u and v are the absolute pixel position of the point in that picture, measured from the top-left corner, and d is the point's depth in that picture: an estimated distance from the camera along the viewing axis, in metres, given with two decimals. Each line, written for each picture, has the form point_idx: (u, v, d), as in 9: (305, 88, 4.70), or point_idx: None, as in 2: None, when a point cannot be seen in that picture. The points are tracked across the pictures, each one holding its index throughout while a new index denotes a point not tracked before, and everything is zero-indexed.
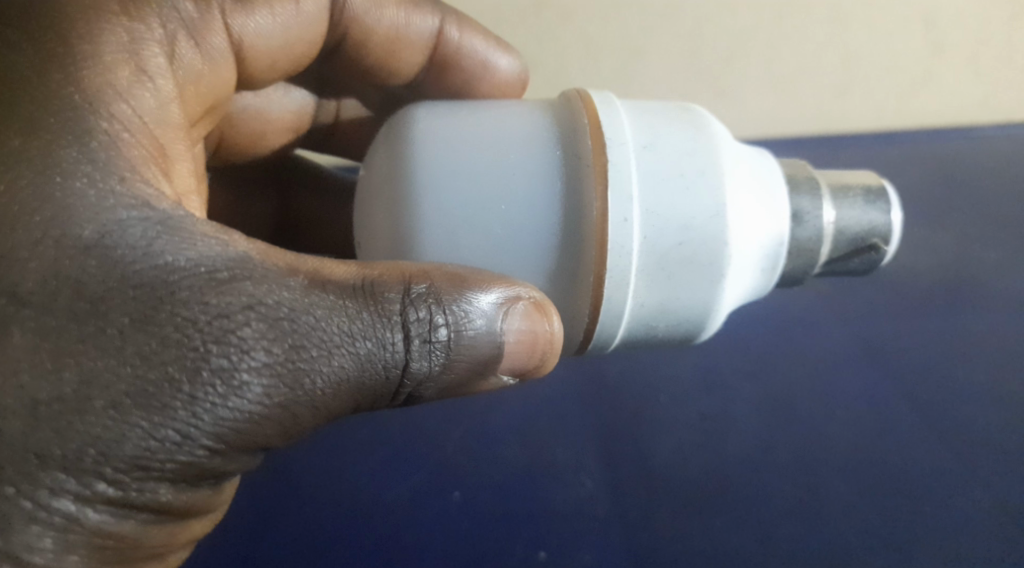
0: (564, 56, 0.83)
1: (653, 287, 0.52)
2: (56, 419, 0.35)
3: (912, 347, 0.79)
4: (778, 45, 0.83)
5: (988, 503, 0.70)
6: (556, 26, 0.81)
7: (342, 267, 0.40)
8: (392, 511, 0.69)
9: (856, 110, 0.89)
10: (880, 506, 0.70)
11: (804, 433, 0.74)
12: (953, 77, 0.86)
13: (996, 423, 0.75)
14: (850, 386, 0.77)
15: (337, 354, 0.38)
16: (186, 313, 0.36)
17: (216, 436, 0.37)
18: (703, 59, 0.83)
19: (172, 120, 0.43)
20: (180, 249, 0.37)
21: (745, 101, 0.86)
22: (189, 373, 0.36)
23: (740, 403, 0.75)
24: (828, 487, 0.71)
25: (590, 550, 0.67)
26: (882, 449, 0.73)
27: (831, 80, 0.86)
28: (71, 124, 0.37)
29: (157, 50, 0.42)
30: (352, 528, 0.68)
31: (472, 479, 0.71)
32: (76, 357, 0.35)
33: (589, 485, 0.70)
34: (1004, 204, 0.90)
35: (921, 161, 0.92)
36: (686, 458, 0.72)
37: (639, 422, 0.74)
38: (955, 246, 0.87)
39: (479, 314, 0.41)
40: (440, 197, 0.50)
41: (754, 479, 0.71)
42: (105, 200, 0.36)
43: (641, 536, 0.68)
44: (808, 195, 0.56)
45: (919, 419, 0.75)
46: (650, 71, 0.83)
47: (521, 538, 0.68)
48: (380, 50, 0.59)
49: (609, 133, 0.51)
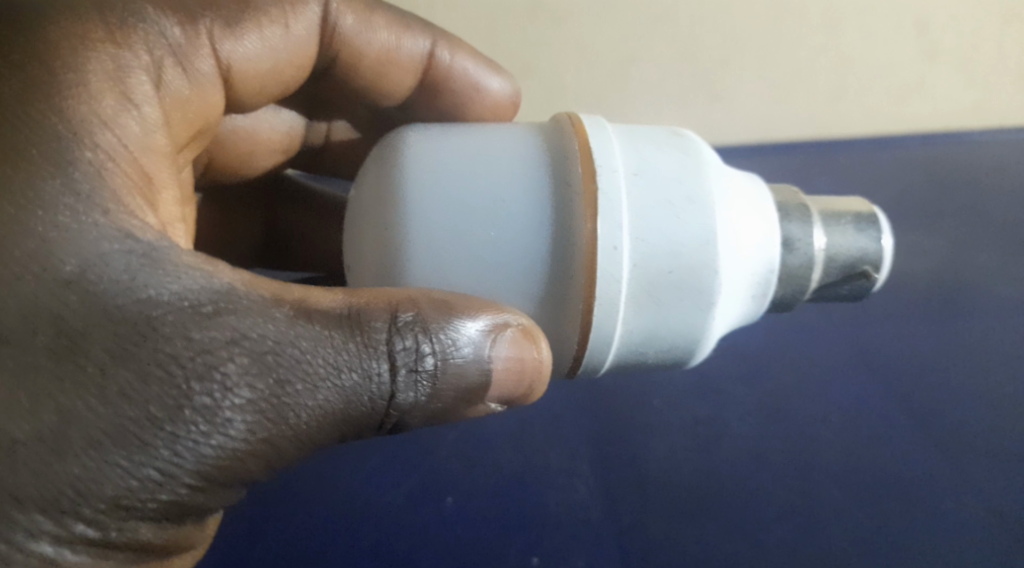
0: (560, 63, 0.83)
1: (642, 312, 0.51)
2: (35, 460, 0.34)
3: (907, 354, 0.79)
4: (775, 50, 0.83)
5: (982, 507, 0.70)
6: (552, 32, 0.81)
7: (329, 295, 0.40)
8: (386, 517, 0.69)
9: (850, 115, 0.89)
10: (869, 509, 0.69)
11: (797, 436, 0.74)
12: (946, 84, 0.86)
13: (990, 429, 0.74)
14: (840, 391, 0.77)
15: (322, 387, 0.38)
16: (170, 349, 0.35)
17: (198, 474, 0.36)
18: (698, 66, 0.83)
19: (159, 146, 0.42)
20: (164, 282, 0.36)
21: (743, 106, 0.87)
22: (171, 411, 0.35)
23: (733, 406, 0.75)
24: (820, 491, 0.70)
25: (583, 556, 0.66)
26: (871, 451, 0.73)
27: (829, 82, 0.85)
28: (54, 155, 0.36)
29: (144, 78, 0.42)
30: (341, 534, 0.68)
31: (466, 484, 0.70)
32: (55, 396, 0.34)
33: (584, 490, 0.70)
34: (1001, 207, 0.90)
35: (920, 165, 0.92)
36: (680, 463, 0.71)
37: (631, 427, 0.74)
38: (948, 250, 0.87)
39: (466, 342, 0.41)
40: (429, 222, 0.49)
41: (746, 483, 0.70)
42: (87, 233, 0.36)
43: (634, 540, 0.67)
44: (798, 221, 0.56)
45: (913, 426, 0.75)
46: (643, 73, 0.83)
47: (515, 543, 0.67)
48: (372, 71, 0.58)
49: (600, 159, 0.51)
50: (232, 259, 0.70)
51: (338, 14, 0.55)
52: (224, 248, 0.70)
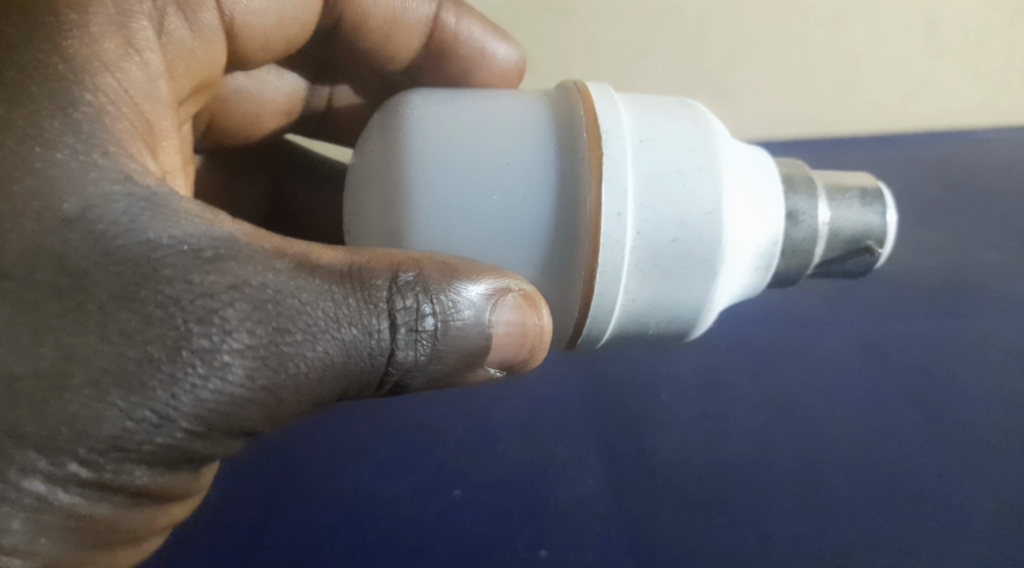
0: (565, 62, 0.81)
1: (645, 283, 0.51)
2: (33, 395, 0.34)
3: (910, 347, 0.80)
4: (781, 48, 0.83)
5: (990, 502, 0.69)
6: (559, 25, 0.80)
7: (330, 252, 0.39)
8: (392, 508, 0.68)
9: (857, 116, 0.89)
10: (881, 506, 0.69)
11: (805, 432, 0.73)
12: (955, 80, 0.87)
13: (996, 424, 0.74)
14: (850, 387, 0.77)
15: (322, 339, 0.37)
16: (170, 291, 0.35)
17: (196, 419, 0.36)
18: (701, 60, 0.82)
19: (162, 95, 0.42)
20: (165, 227, 0.36)
21: (748, 107, 0.85)
22: (170, 352, 0.35)
23: (740, 402, 0.75)
24: (829, 486, 0.70)
25: (592, 549, 0.66)
26: (882, 448, 0.73)
27: (835, 78, 0.85)
28: (55, 95, 0.36)
29: (146, 24, 0.41)
30: (350, 523, 0.67)
31: (472, 477, 0.70)
32: (54, 332, 0.34)
33: (592, 482, 0.69)
34: (1005, 207, 0.90)
35: (923, 163, 0.92)
36: (689, 456, 0.71)
37: (639, 423, 0.73)
38: (958, 249, 0.87)
39: (467, 305, 0.41)
40: (432, 185, 0.49)
41: (756, 479, 0.70)
42: (88, 171, 0.35)
43: (644, 535, 0.67)
44: (803, 194, 0.55)
45: (919, 418, 0.75)
46: (650, 73, 0.82)
47: (523, 537, 0.66)
48: (380, 31, 0.58)
49: (606, 125, 0.50)
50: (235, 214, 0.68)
51: None
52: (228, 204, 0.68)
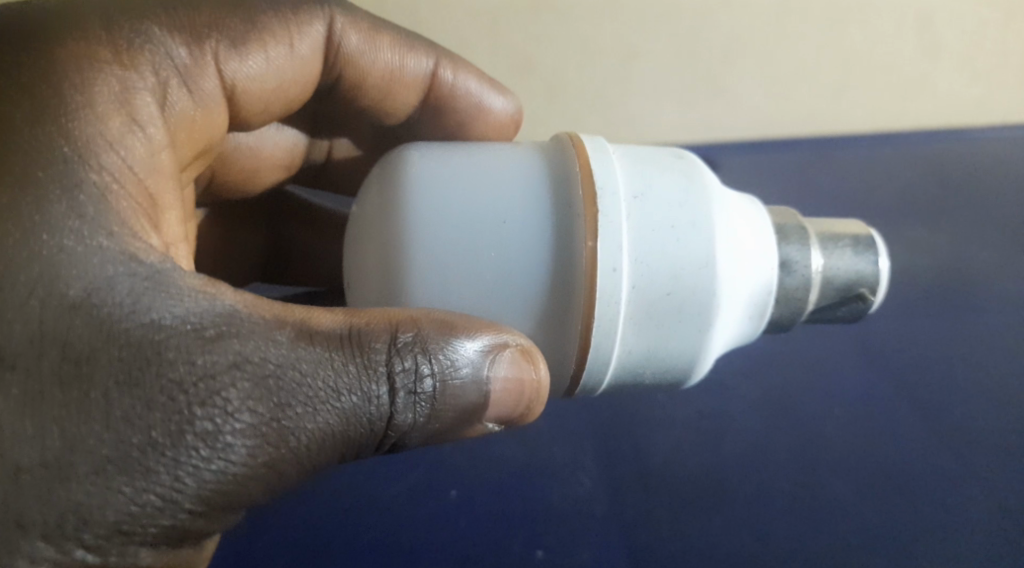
0: (563, 61, 0.81)
1: (640, 335, 0.52)
2: (39, 486, 0.35)
3: (908, 347, 0.80)
4: (775, 51, 0.82)
5: (989, 502, 0.70)
6: (553, 27, 0.78)
7: (329, 316, 0.40)
8: (389, 511, 0.69)
9: (851, 111, 0.88)
10: (877, 499, 0.70)
11: (804, 428, 0.74)
12: (950, 79, 0.85)
13: (994, 424, 0.75)
14: (845, 385, 0.78)
15: (322, 410, 0.38)
16: (172, 373, 0.36)
17: (200, 500, 0.36)
18: (692, 70, 0.82)
19: (164, 167, 0.43)
20: (168, 306, 0.37)
21: (741, 106, 0.86)
22: (173, 436, 0.35)
23: (737, 400, 0.76)
24: (826, 485, 0.71)
25: (588, 550, 0.67)
26: (879, 447, 0.73)
27: (828, 81, 0.84)
28: (61, 177, 0.37)
29: (150, 99, 0.43)
30: (348, 524, 0.68)
31: (468, 477, 0.71)
32: (59, 422, 0.35)
33: (587, 483, 0.70)
34: (1006, 206, 0.89)
35: (920, 163, 0.91)
36: (684, 458, 0.72)
37: (635, 423, 0.74)
38: (954, 247, 0.86)
39: (465, 362, 0.41)
40: (430, 242, 0.50)
41: (751, 477, 0.71)
42: (92, 256, 0.36)
43: (640, 534, 0.68)
44: (797, 244, 0.56)
45: (915, 417, 0.75)
46: (647, 78, 0.83)
47: (519, 538, 0.67)
48: (375, 91, 0.59)
49: (601, 181, 0.51)
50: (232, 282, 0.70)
51: (343, 34, 0.55)
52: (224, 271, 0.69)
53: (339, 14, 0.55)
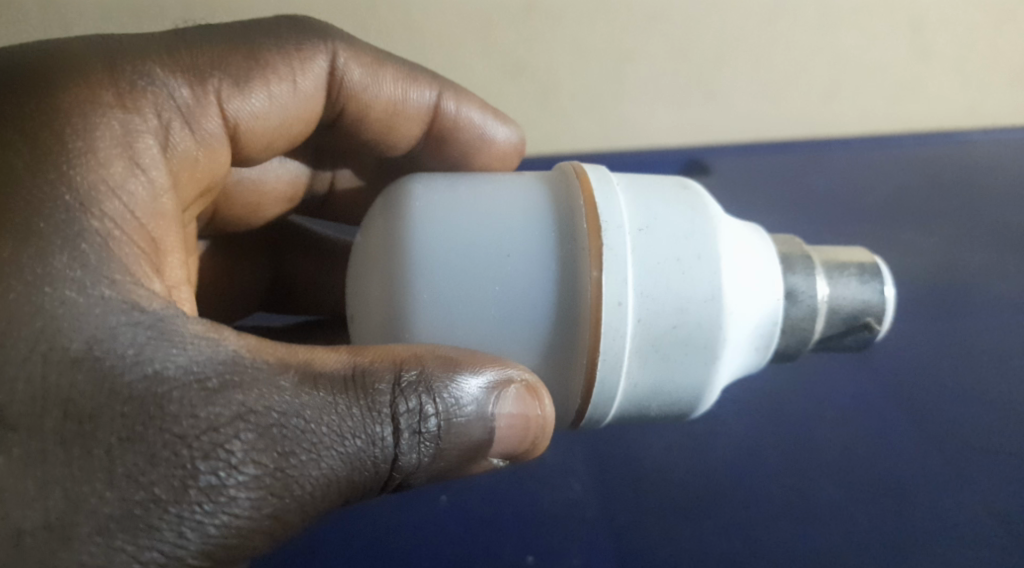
0: (552, 61, 0.80)
1: (646, 368, 0.51)
2: (41, 548, 0.34)
3: (901, 348, 0.80)
4: (772, 49, 0.81)
5: (978, 505, 0.71)
6: (546, 31, 0.78)
7: (333, 357, 0.40)
8: (381, 515, 0.69)
9: (844, 116, 0.87)
10: (869, 507, 0.70)
11: (794, 433, 0.74)
12: (940, 82, 0.85)
13: (990, 429, 0.75)
14: (839, 389, 0.77)
15: (326, 456, 0.38)
16: (176, 427, 0.36)
17: (204, 556, 0.36)
18: (689, 61, 0.81)
19: (167, 210, 0.43)
20: (170, 355, 0.36)
21: (733, 111, 0.84)
22: (177, 492, 0.35)
23: (726, 403, 0.76)
24: (816, 489, 0.71)
25: (579, 555, 0.67)
26: (869, 449, 0.74)
27: (824, 78, 0.84)
28: (62, 227, 0.37)
29: (151, 142, 0.43)
30: (338, 529, 0.68)
31: (459, 482, 0.70)
32: (62, 481, 0.35)
33: (578, 488, 0.70)
34: (999, 207, 0.88)
35: (915, 165, 0.89)
36: (675, 461, 0.72)
37: (626, 428, 0.73)
38: (946, 248, 0.85)
39: (469, 400, 0.41)
40: (433, 277, 0.49)
41: (744, 481, 0.71)
42: (94, 308, 0.36)
43: (631, 537, 0.68)
44: (801, 273, 0.56)
45: (907, 422, 0.75)
46: (638, 74, 0.81)
47: (510, 543, 0.68)
48: (378, 122, 0.58)
49: (605, 215, 0.51)
50: (230, 316, 0.70)
51: (346, 69, 0.55)
52: (221, 301, 0.69)
53: (341, 48, 0.54)
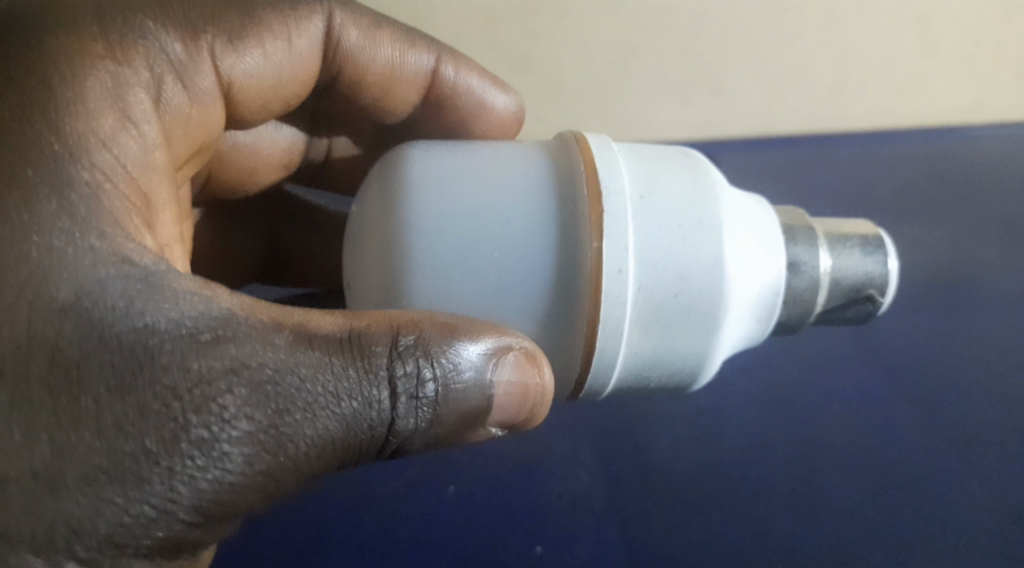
0: (556, 54, 0.78)
1: (647, 336, 0.51)
2: (27, 496, 0.34)
3: (907, 342, 0.80)
4: (778, 49, 0.79)
5: (988, 501, 0.69)
6: (550, 22, 0.76)
7: (329, 319, 0.39)
8: (387, 506, 0.68)
9: (849, 109, 0.86)
10: (881, 503, 0.69)
11: (802, 427, 0.74)
12: (946, 77, 0.83)
13: (997, 419, 0.74)
14: (845, 384, 0.77)
15: (321, 416, 0.37)
16: (166, 379, 0.35)
17: (195, 509, 0.35)
18: (693, 56, 0.79)
19: (159, 165, 0.42)
20: (161, 308, 0.36)
21: (738, 105, 0.84)
22: (168, 445, 0.34)
23: (736, 397, 0.75)
24: (826, 479, 0.70)
25: (587, 546, 0.66)
26: (875, 443, 0.73)
27: (830, 75, 0.82)
28: (51, 175, 0.36)
29: (142, 96, 0.42)
30: (344, 521, 0.67)
31: (466, 471, 0.70)
32: (49, 431, 0.34)
33: (586, 479, 0.70)
34: (1002, 203, 0.87)
35: (920, 161, 0.90)
36: (682, 454, 0.71)
37: (634, 422, 0.73)
38: (951, 247, 0.85)
39: (468, 366, 0.40)
40: (430, 243, 0.49)
41: (749, 474, 0.70)
42: (84, 258, 0.35)
43: (637, 528, 0.67)
44: (803, 245, 0.55)
45: (914, 414, 0.75)
46: (643, 70, 0.80)
47: (517, 534, 0.67)
48: (375, 87, 0.58)
49: (606, 180, 0.50)
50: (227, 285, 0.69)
51: (342, 29, 0.55)
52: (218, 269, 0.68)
53: (338, 9, 0.54)
